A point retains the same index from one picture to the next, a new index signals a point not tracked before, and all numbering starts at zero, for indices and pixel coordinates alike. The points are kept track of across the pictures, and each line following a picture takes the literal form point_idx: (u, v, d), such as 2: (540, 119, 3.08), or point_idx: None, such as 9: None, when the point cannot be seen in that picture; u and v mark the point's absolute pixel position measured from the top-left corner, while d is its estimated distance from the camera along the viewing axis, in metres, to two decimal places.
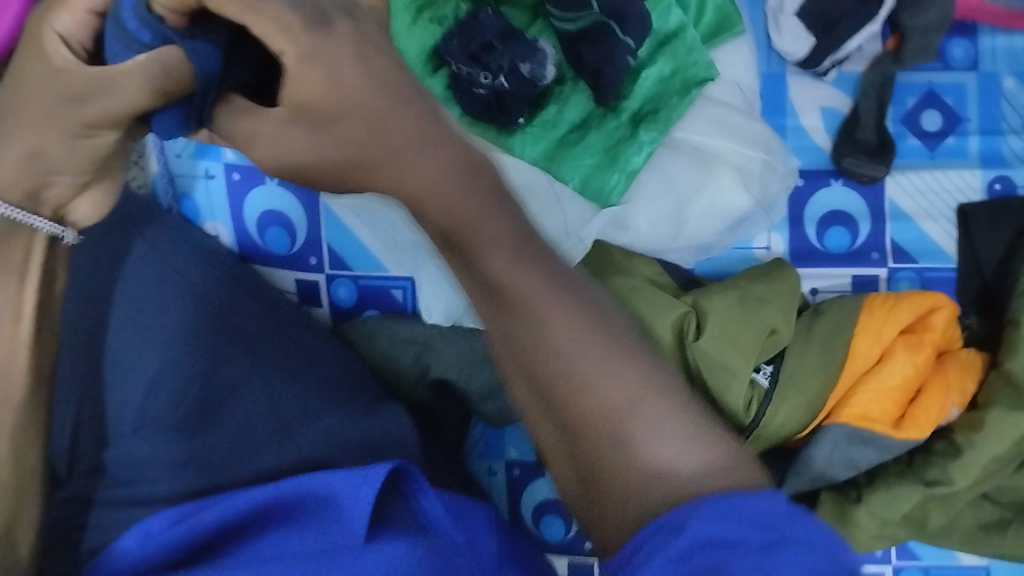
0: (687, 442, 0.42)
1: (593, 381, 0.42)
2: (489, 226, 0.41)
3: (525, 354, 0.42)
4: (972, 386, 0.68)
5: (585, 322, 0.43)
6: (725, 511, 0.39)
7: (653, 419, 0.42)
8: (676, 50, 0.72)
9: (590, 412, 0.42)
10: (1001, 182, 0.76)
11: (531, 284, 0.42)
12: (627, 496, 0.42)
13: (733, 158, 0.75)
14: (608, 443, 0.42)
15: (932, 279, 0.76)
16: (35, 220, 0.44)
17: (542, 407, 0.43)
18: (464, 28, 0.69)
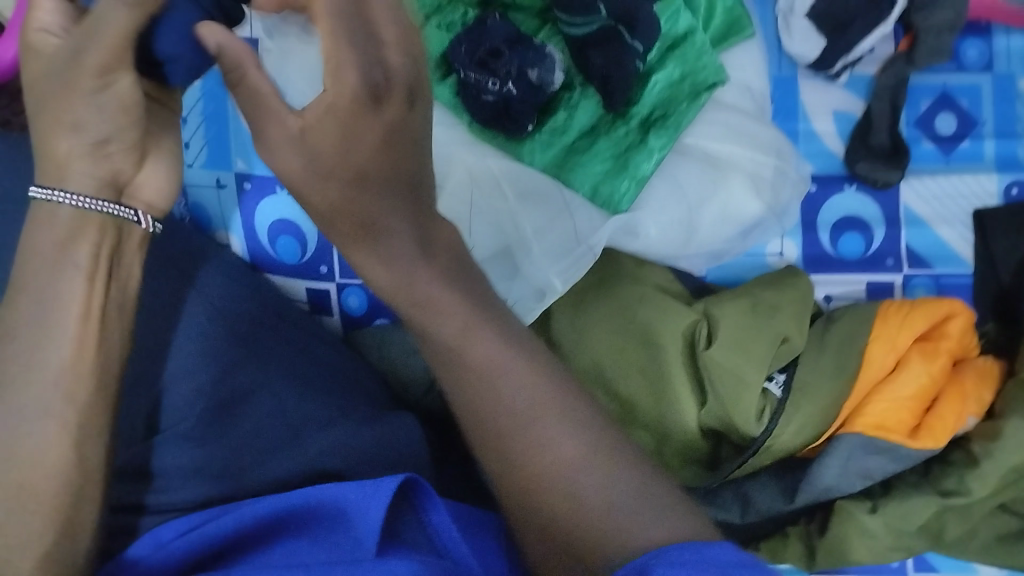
0: (628, 498, 0.44)
1: (547, 444, 0.46)
2: (430, 293, 0.46)
3: (488, 428, 0.47)
4: (989, 394, 0.67)
5: (521, 368, 0.47)
6: (684, 561, 0.39)
7: (600, 478, 0.45)
8: (686, 54, 0.72)
9: (551, 479, 0.45)
10: (1018, 186, 0.75)
11: (483, 351, 0.47)
12: (596, 560, 0.43)
13: (744, 164, 0.74)
14: (564, 504, 0.45)
15: (948, 286, 0.75)
16: (102, 206, 0.44)
17: (513, 480, 0.46)
18: (472, 34, 0.68)
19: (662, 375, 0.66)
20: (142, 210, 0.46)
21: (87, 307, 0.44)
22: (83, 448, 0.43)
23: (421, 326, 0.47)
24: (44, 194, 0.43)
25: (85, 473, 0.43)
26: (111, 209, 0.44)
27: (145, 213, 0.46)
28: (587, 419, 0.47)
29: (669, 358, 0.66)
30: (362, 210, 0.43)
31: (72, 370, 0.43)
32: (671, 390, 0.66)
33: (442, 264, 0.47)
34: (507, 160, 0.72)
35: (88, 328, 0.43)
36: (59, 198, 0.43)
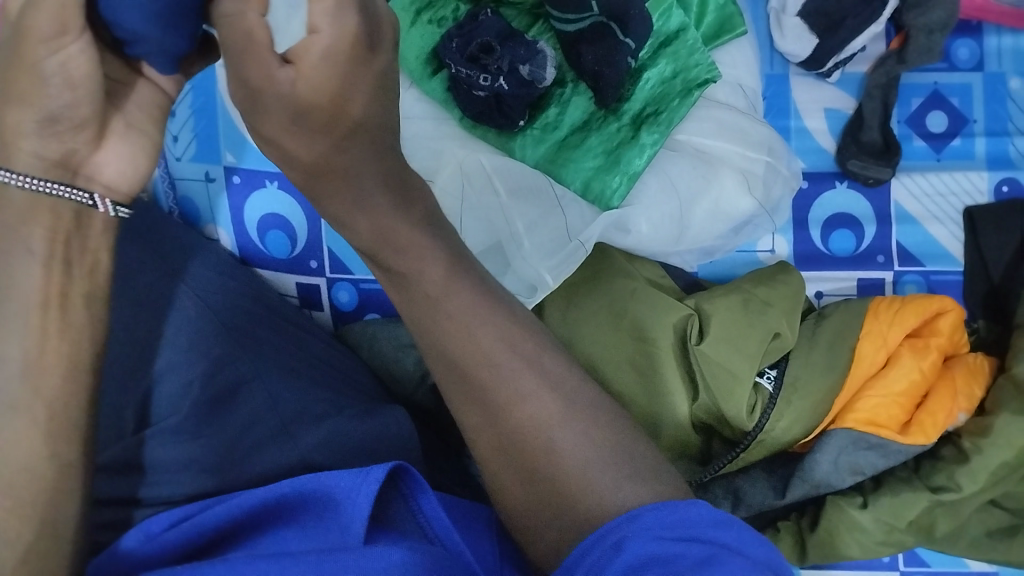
0: (598, 452, 0.51)
1: (529, 398, 0.51)
2: (425, 244, 0.51)
3: (475, 379, 0.52)
4: (979, 391, 0.67)
5: (510, 338, 0.52)
6: (660, 527, 0.45)
7: (572, 431, 0.51)
8: (678, 51, 0.72)
9: (531, 430, 0.51)
10: (1009, 184, 0.75)
11: (464, 310, 0.52)
12: (574, 505, 0.50)
13: (736, 160, 0.75)
14: (546, 454, 0.51)
15: (938, 283, 0.75)
16: (57, 189, 0.43)
17: (496, 431, 0.52)
18: (463, 30, 0.68)
19: (655, 370, 0.65)
20: (99, 194, 0.45)
21: (45, 291, 0.42)
22: (62, 440, 0.42)
23: (406, 270, 0.51)
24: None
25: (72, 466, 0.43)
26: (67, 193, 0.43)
27: (104, 197, 0.45)
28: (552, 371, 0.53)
29: (661, 352, 0.66)
30: (347, 160, 0.47)
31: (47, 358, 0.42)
32: (663, 386, 0.65)
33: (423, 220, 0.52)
34: (498, 157, 0.72)
35: (51, 314, 0.42)
36: (5, 178, 0.42)
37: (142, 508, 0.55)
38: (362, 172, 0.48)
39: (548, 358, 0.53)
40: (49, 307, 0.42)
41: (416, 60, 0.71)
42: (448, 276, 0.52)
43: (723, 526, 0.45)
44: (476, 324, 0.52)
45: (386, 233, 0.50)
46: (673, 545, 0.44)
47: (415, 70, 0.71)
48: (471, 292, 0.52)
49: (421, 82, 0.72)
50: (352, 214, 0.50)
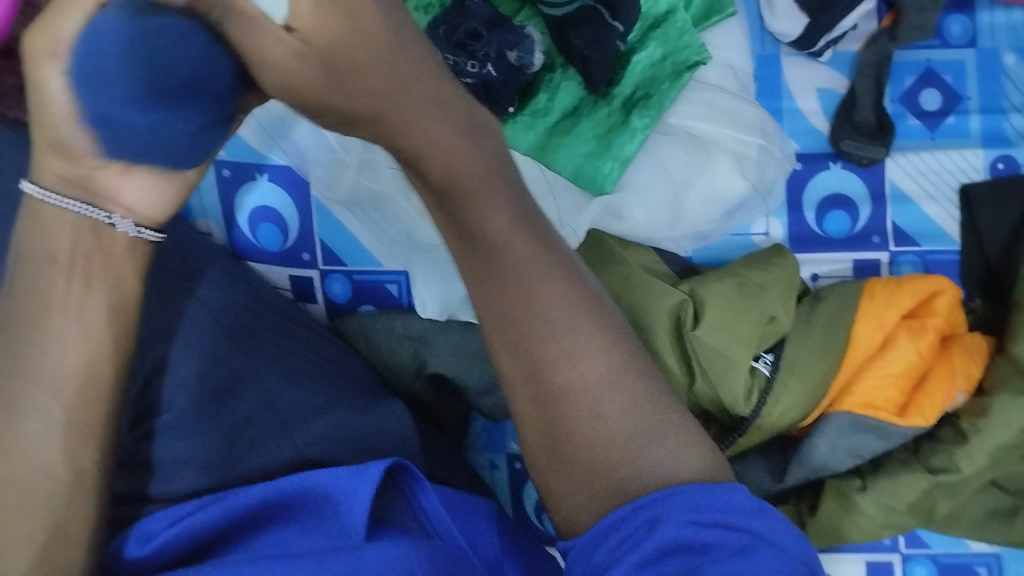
0: (651, 421, 0.44)
1: (581, 354, 0.44)
2: (492, 190, 0.46)
3: (523, 325, 0.44)
4: (977, 371, 0.67)
5: (572, 290, 0.45)
6: (698, 504, 0.42)
7: (624, 398, 0.44)
8: (667, 33, 0.71)
9: (578, 387, 0.44)
10: (1004, 161, 0.75)
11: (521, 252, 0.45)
12: (604, 474, 0.43)
13: (729, 143, 0.74)
14: (592, 415, 0.44)
15: (934, 262, 0.75)
16: (71, 205, 0.41)
17: (537, 384, 0.44)
18: (449, 15, 0.67)
19: (651, 356, 0.65)
20: (118, 213, 0.43)
21: (66, 307, 0.41)
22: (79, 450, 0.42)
23: (466, 217, 0.46)
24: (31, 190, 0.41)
25: (83, 474, 0.42)
26: (75, 206, 0.41)
27: (124, 216, 0.43)
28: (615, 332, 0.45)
29: (658, 338, 0.65)
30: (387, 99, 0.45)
31: (68, 365, 0.41)
32: (660, 373, 0.65)
33: (491, 158, 0.47)
34: None
35: (70, 320, 0.41)
36: (42, 197, 0.41)
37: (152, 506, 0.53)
38: (402, 90, 0.45)
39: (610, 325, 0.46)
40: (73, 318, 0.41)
41: None
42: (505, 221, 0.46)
43: (762, 515, 0.42)
44: (529, 271, 0.45)
45: (452, 170, 0.46)
46: (703, 531, 0.41)
47: None
48: (532, 238, 0.46)
49: None
50: (409, 147, 0.46)
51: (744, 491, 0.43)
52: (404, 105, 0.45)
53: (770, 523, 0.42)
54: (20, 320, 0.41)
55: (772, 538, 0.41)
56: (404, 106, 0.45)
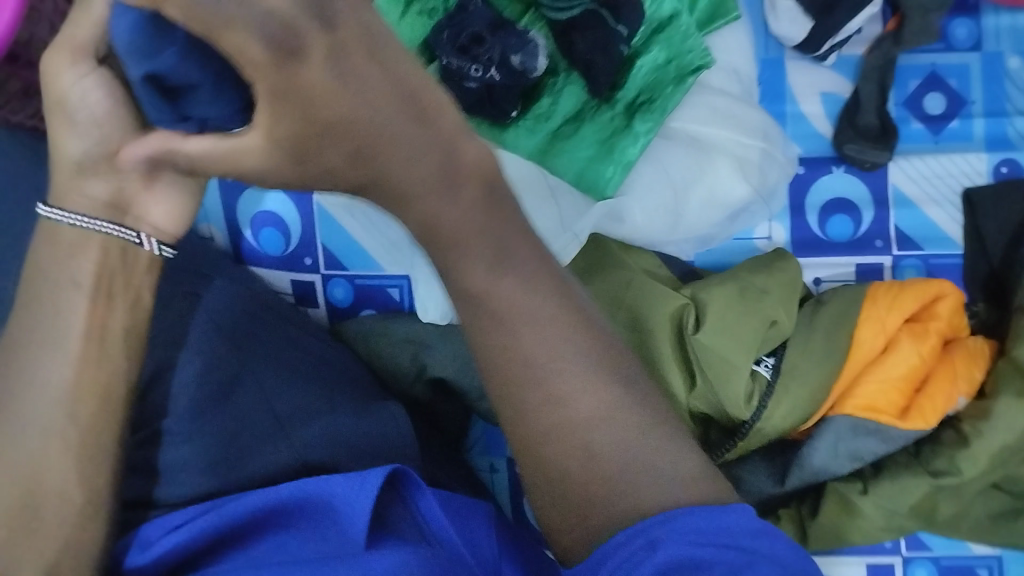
0: (648, 455, 0.43)
1: (569, 396, 0.43)
2: (472, 230, 0.42)
3: (517, 375, 0.43)
4: (979, 375, 0.66)
5: (561, 324, 0.44)
6: (698, 526, 0.41)
7: (615, 432, 0.43)
8: (670, 38, 0.71)
9: (572, 425, 0.43)
10: (1008, 165, 0.75)
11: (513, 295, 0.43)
12: (596, 519, 0.43)
13: (731, 147, 0.74)
14: (589, 455, 0.43)
15: (937, 266, 0.75)
16: (99, 226, 0.49)
17: (524, 426, 0.44)
18: (453, 20, 0.67)
19: (650, 360, 0.65)
20: (144, 233, 0.50)
21: (88, 322, 0.49)
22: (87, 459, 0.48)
23: (449, 262, 0.43)
24: (48, 212, 0.49)
25: (94, 486, 0.48)
26: (106, 229, 0.49)
27: (149, 235, 0.51)
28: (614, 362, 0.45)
29: (659, 342, 0.65)
30: (366, 141, 0.38)
31: (84, 379, 0.48)
32: (660, 377, 0.65)
33: (471, 193, 0.42)
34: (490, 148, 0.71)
35: (90, 345, 0.48)
36: (59, 217, 0.49)
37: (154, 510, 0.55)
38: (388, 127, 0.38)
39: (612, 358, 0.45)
40: (89, 338, 0.49)
41: None
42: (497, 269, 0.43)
43: (759, 536, 0.41)
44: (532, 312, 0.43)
45: (430, 223, 0.42)
46: (706, 549, 0.40)
47: None
48: (534, 263, 0.44)
49: None
50: (391, 199, 0.42)
51: (747, 511, 0.42)
52: (395, 139, 0.39)
53: (771, 545, 0.41)
54: (45, 335, 0.48)
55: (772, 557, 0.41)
56: (386, 131, 0.38)
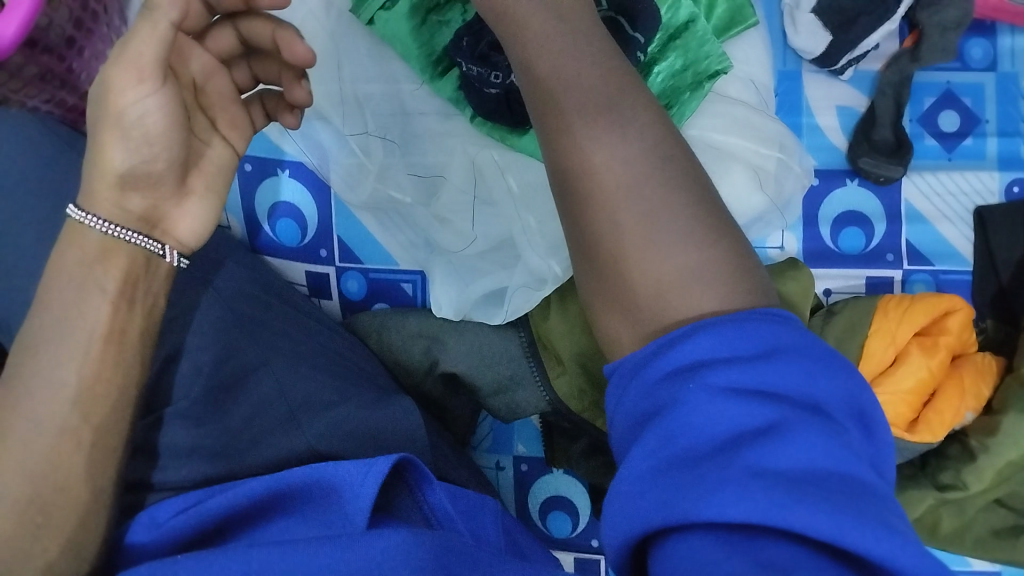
0: (692, 270, 0.42)
1: (629, 208, 0.43)
2: (588, 84, 0.45)
3: (585, 175, 0.44)
4: (987, 391, 0.67)
5: (639, 157, 0.44)
6: (734, 363, 0.37)
7: (673, 252, 0.42)
8: (688, 44, 0.72)
9: (629, 226, 0.43)
10: (1019, 185, 0.75)
11: (607, 127, 0.44)
12: (620, 279, 0.43)
13: (749, 155, 0.74)
14: (617, 240, 0.43)
15: (947, 282, 0.75)
16: (129, 236, 0.47)
17: (575, 202, 0.45)
18: (473, 26, 0.67)
19: None
20: (167, 245, 0.49)
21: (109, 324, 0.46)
22: (100, 454, 0.45)
23: (555, 102, 0.45)
24: (80, 216, 0.46)
25: (104, 479, 0.45)
26: (138, 240, 0.47)
27: (172, 248, 0.49)
28: (699, 203, 0.43)
29: None
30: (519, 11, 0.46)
31: (90, 378, 0.45)
32: None
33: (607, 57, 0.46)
34: (508, 153, 0.71)
35: (110, 347, 0.45)
36: (90, 222, 0.46)
37: (154, 493, 0.54)
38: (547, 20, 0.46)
39: (695, 199, 0.43)
40: (111, 338, 0.46)
41: (425, 60, 0.71)
42: (596, 113, 0.44)
43: (776, 361, 0.37)
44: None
45: (551, 70, 0.45)
46: (736, 405, 0.36)
47: (426, 70, 0.71)
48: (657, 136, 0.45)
49: (432, 82, 0.72)
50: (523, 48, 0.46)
51: (770, 318, 0.40)
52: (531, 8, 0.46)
53: (835, 386, 0.37)
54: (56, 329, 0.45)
55: (823, 446, 0.35)
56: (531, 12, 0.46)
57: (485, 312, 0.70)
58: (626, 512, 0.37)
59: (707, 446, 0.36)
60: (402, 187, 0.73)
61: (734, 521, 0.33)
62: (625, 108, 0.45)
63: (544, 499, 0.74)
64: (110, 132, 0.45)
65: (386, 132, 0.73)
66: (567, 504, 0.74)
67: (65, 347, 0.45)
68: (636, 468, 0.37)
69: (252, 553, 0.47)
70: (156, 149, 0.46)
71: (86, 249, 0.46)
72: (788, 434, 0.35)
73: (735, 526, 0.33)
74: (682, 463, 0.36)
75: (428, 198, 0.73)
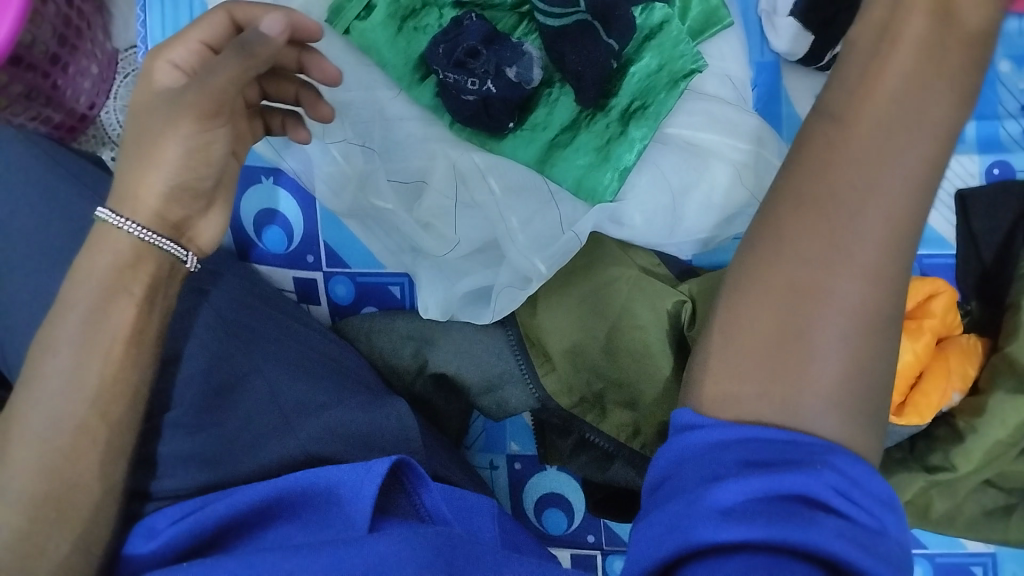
0: (830, 404, 0.36)
1: (833, 274, 0.37)
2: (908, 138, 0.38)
3: (827, 252, 0.37)
4: (973, 371, 0.67)
5: (877, 249, 0.37)
6: (852, 471, 0.35)
7: (823, 377, 0.36)
8: (663, 44, 0.70)
9: (804, 310, 0.37)
10: (1000, 166, 0.76)
11: (899, 190, 0.37)
12: (755, 362, 0.37)
13: (725, 150, 0.71)
14: (796, 294, 0.37)
15: (930, 266, 0.76)
16: (163, 242, 0.51)
17: (792, 210, 0.38)
18: (448, 35, 0.68)
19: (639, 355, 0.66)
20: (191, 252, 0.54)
21: None
22: None
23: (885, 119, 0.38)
24: (116, 219, 0.51)
25: None
26: (171, 247, 0.52)
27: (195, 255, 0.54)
28: (872, 354, 0.37)
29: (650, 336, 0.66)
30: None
31: None
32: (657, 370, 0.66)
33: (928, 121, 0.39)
34: (489, 156, 0.71)
35: None
36: (126, 227, 0.51)
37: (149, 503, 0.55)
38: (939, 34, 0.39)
39: (885, 364, 0.37)
40: None
41: (405, 68, 0.71)
42: (877, 162, 0.38)
43: (887, 506, 0.35)
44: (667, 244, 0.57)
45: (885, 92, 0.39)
46: (836, 500, 0.34)
47: (405, 77, 0.71)
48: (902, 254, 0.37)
49: (410, 89, 0.72)
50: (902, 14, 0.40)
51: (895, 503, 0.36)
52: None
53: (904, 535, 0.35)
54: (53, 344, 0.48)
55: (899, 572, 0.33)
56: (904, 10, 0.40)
57: (473, 312, 0.71)
58: (674, 535, 0.35)
59: (806, 500, 0.34)
60: (385, 195, 0.72)
61: (815, 553, 0.32)
62: (896, 203, 0.37)
63: (538, 497, 0.75)
64: (166, 145, 0.50)
65: (367, 140, 0.72)
66: (563, 501, 0.74)
67: (83, 355, 0.48)
68: (721, 498, 0.34)
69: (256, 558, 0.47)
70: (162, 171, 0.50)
71: (105, 255, 0.50)
72: (886, 547, 0.34)
73: (809, 558, 0.32)
74: (778, 504, 0.34)
75: (412, 203, 0.72)
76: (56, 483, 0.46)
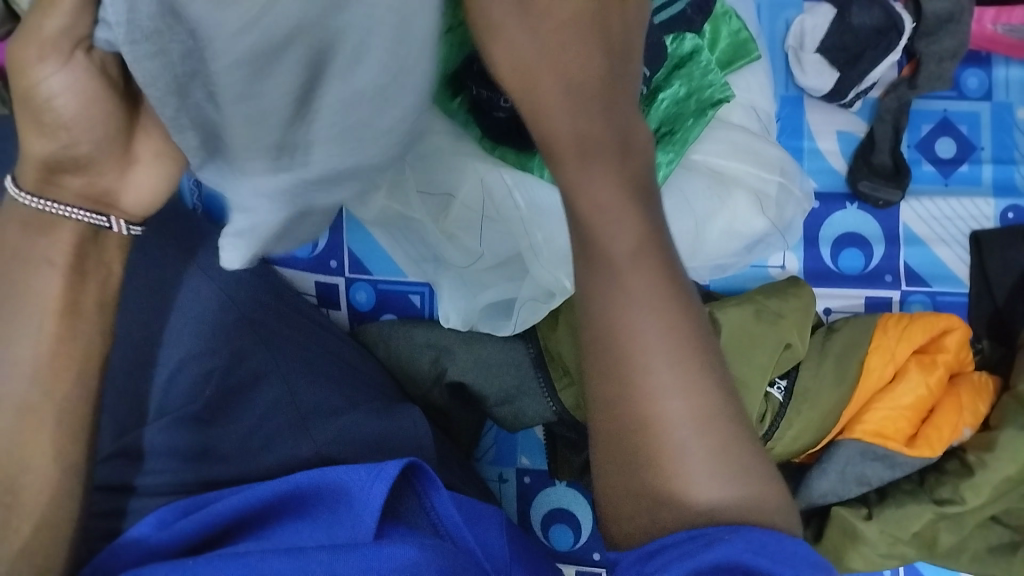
0: (714, 492, 0.44)
1: (668, 392, 0.44)
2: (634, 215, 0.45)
3: (639, 418, 0.44)
4: (984, 408, 0.69)
5: (683, 351, 0.45)
6: (765, 544, 0.42)
7: (704, 471, 0.44)
8: (692, 73, 0.70)
9: (656, 435, 0.44)
10: (1014, 211, 0.77)
11: (660, 292, 0.45)
12: (651, 505, 0.44)
13: (750, 181, 0.75)
14: (652, 424, 0.44)
15: (944, 303, 0.77)
16: (70, 212, 0.46)
17: (592, 355, 0.46)
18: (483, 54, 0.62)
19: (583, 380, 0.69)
20: (116, 217, 0.47)
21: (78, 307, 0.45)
22: (66, 435, 0.46)
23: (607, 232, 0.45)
24: (17, 193, 0.46)
25: (70, 457, 0.46)
26: (81, 216, 0.46)
27: (120, 219, 0.47)
28: (724, 418, 0.45)
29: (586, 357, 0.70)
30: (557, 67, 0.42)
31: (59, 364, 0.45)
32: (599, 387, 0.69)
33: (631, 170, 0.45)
34: (516, 173, 0.69)
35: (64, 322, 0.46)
36: (25, 198, 0.45)
37: (137, 497, 0.56)
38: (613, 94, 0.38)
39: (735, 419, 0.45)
40: (63, 312, 0.46)
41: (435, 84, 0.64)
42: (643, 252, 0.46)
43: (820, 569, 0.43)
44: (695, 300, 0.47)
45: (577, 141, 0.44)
46: (766, 561, 0.41)
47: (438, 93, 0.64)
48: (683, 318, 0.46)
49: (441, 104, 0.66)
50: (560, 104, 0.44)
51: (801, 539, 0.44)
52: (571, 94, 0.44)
53: None
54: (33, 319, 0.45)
55: None
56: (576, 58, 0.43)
57: (494, 324, 0.72)
58: None
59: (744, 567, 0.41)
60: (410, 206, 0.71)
61: None
62: (671, 316, 0.45)
63: (545, 512, 0.75)
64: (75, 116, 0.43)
65: None
66: (569, 517, 0.75)
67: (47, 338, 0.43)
68: None
69: (261, 561, 0.48)
70: (73, 133, 0.43)
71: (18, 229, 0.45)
72: None
73: None
74: None
75: (438, 213, 0.72)
76: (12, 467, 0.44)
